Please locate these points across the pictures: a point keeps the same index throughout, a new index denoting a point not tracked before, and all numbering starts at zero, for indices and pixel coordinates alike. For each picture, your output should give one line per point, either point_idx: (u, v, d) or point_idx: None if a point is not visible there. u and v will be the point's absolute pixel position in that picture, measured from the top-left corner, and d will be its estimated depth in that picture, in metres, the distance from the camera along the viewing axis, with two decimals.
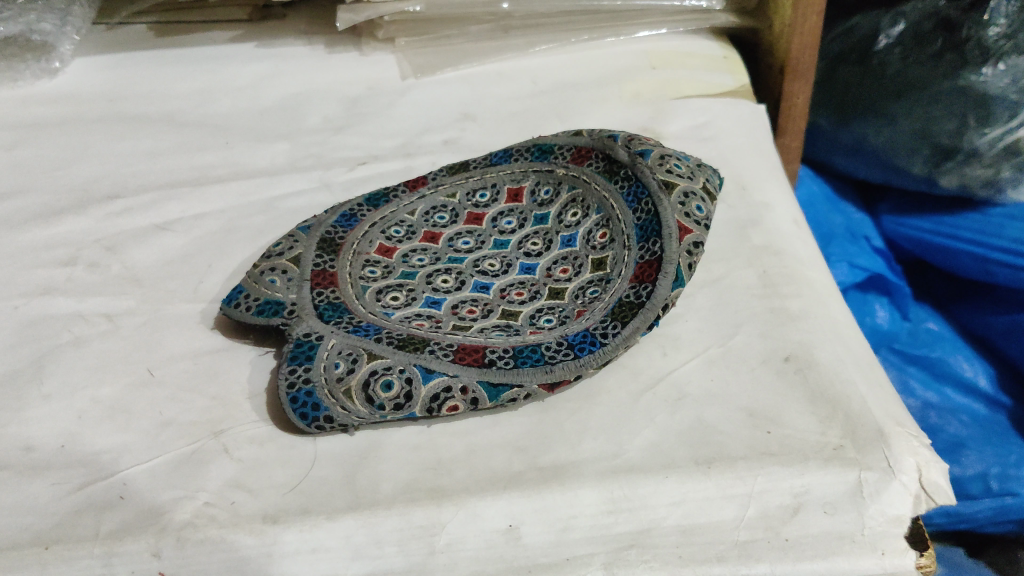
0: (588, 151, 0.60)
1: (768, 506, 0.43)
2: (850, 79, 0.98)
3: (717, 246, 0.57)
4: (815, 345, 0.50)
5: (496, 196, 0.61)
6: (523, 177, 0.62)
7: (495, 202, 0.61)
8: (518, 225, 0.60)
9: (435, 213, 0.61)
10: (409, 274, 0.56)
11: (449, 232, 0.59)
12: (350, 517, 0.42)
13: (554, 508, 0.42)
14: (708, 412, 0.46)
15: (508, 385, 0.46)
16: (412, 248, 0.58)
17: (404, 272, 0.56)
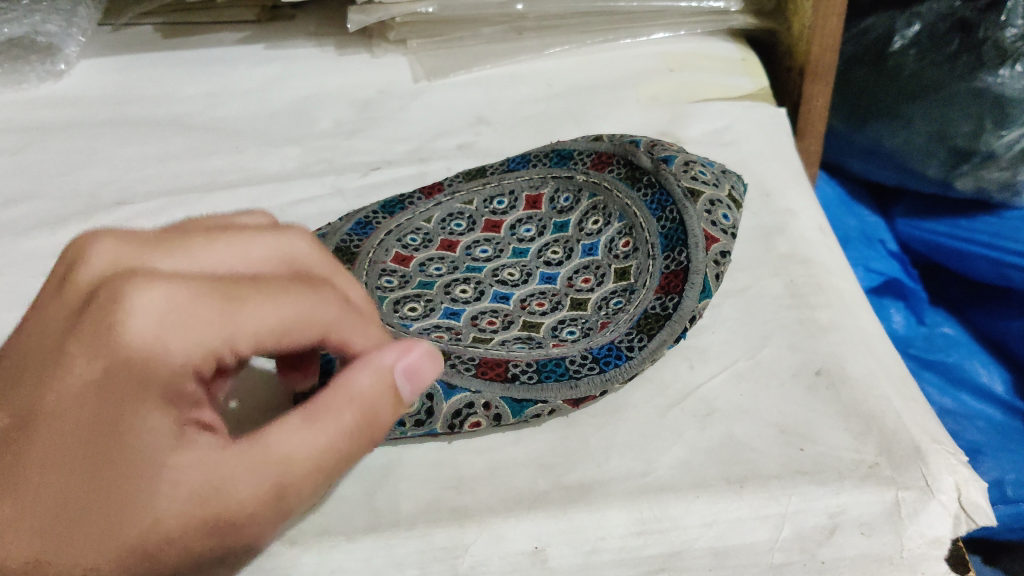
0: (609, 157, 0.59)
1: (803, 527, 0.41)
2: (866, 81, 0.96)
3: (742, 255, 0.56)
4: (846, 359, 0.48)
5: (514, 202, 0.60)
6: (542, 183, 0.60)
7: (514, 209, 0.60)
8: (538, 232, 0.58)
9: (452, 221, 0.59)
10: (426, 284, 0.54)
11: (467, 240, 0.58)
12: (369, 538, 0.41)
13: (581, 528, 0.41)
14: (738, 428, 0.45)
15: (532, 401, 0.45)
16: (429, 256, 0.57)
17: (421, 282, 0.54)
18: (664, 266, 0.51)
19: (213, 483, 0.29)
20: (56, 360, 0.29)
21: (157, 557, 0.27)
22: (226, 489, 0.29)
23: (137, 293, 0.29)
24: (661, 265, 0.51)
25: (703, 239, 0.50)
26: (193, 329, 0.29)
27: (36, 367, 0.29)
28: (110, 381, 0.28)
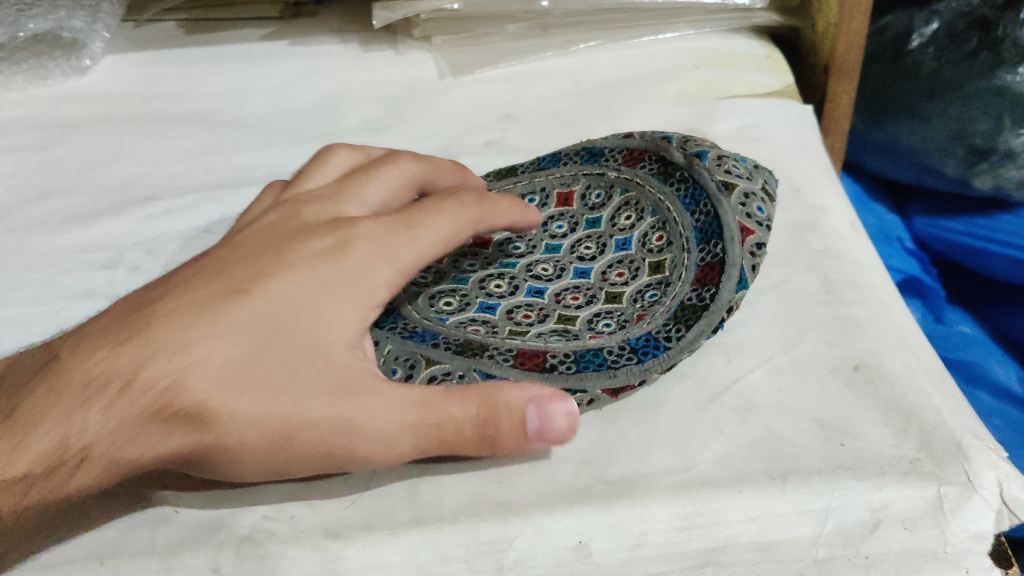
0: (641, 153, 0.59)
1: (846, 522, 0.41)
2: (880, 80, 0.94)
3: (775, 251, 0.56)
4: (884, 355, 0.48)
5: (547, 200, 0.60)
6: (574, 181, 0.60)
7: (546, 207, 0.60)
8: (571, 228, 0.58)
9: None
10: (461, 279, 0.55)
11: (501, 238, 0.58)
12: (413, 532, 0.41)
13: (624, 523, 0.41)
14: (778, 423, 0.45)
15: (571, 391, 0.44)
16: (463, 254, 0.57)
17: (457, 278, 0.55)
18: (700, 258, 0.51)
19: (327, 389, 0.39)
20: (273, 272, 0.42)
21: (292, 436, 0.38)
22: (333, 398, 0.39)
23: (347, 242, 0.44)
24: (696, 258, 0.51)
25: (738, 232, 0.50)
26: (363, 277, 0.43)
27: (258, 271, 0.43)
28: (300, 293, 0.42)
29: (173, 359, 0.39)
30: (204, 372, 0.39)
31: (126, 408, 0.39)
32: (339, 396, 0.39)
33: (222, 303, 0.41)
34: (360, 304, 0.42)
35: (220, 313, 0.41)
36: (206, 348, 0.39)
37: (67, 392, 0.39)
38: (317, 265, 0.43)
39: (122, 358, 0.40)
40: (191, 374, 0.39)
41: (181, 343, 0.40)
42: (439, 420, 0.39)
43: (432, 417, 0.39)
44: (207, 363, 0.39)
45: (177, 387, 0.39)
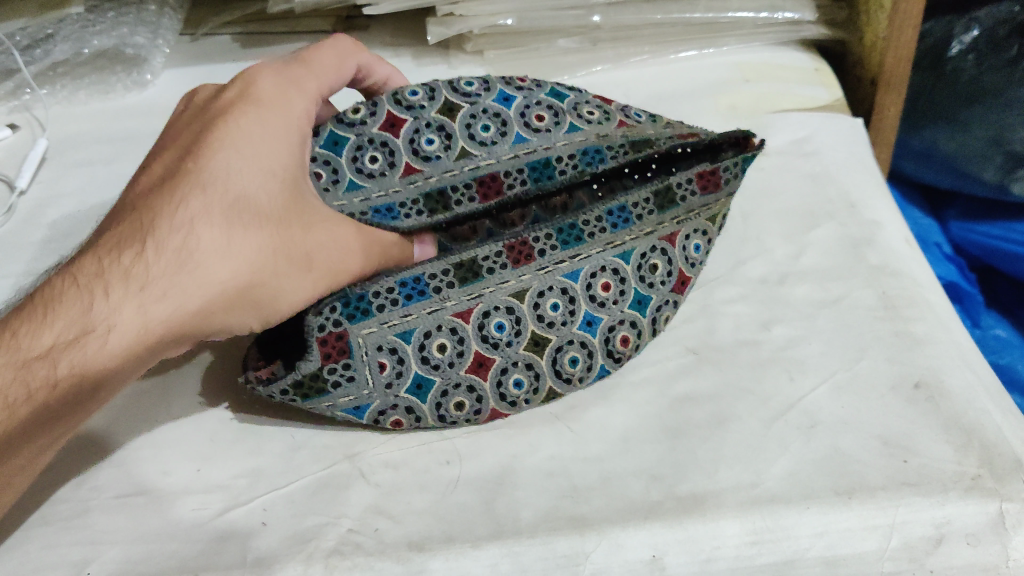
0: (708, 172, 0.51)
1: (911, 537, 0.43)
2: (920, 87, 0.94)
3: (833, 266, 0.57)
4: (943, 372, 0.49)
5: (620, 262, 0.49)
6: (666, 245, 0.50)
7: (637, 282, 0.49)
8: (592, 233, 0.49)
9: (650, 275, 0.50)
10: (590, 320, 0.48)
11: (597, 341, 0.49)
12: (494, 545, 0.43)
13: (698, 538, 0.43)
14: (844, 440, 0.46)
15: (401, 199, 0.48)
16: (528, 359, 0.47)
17: (586, 318, 0.48)
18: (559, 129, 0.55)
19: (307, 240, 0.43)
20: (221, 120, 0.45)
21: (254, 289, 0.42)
22: (318, 235, 0.43)
23: (252, 80, 0.48)
24: (571, 121, 0.51)
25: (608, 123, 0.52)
26: (308, 94, 0.48)
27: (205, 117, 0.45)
28: (252, 131, 0.44)
29: (192, 199, 0.41)
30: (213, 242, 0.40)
31: (117, 253, 0.40)
32: (314, 253, 0.43)
33: (204, 133, 0.44)
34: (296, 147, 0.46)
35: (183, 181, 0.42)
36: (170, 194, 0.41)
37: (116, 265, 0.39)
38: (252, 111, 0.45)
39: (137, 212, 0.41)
40: (206, 240, 0.40)
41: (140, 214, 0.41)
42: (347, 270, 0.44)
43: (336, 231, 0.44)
44: (209, 187, 0.42)
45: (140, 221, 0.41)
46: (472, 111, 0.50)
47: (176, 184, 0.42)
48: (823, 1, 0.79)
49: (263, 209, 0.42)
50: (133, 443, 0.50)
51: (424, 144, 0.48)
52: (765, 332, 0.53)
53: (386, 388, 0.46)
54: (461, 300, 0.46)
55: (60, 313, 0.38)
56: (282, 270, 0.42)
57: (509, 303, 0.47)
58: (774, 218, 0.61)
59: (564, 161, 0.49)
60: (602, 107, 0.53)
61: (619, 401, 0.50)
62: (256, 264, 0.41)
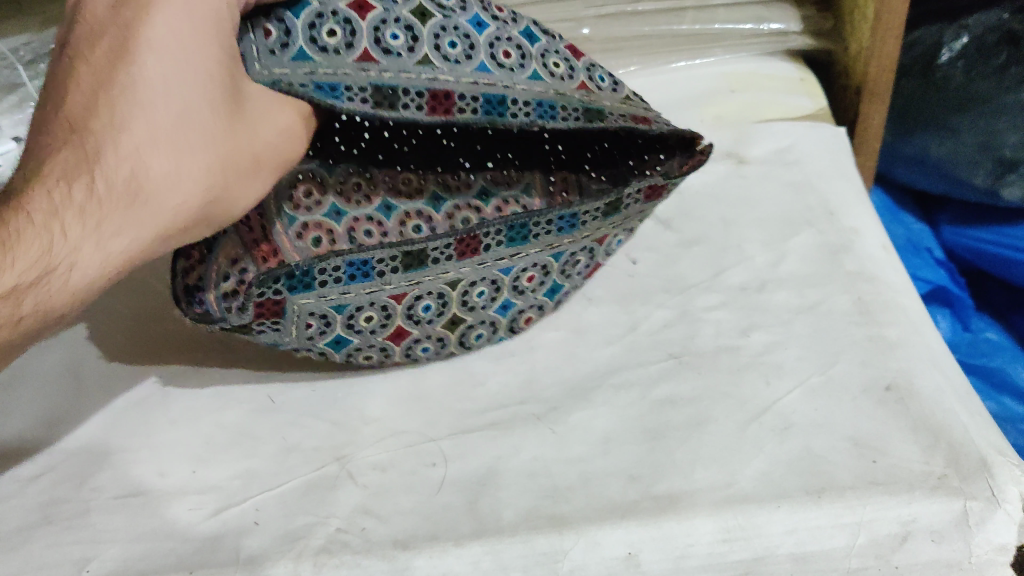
0: (659, 188, 0.54)
1: (878, 534, 0.44)
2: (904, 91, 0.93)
3: (811, 272, 0.59)
4: (915, 375, 0.51)
5: (550, 260, 0.53)
6: (592, 245, 0.55)
7: (556, 275, 0.55)
8: (537, 235, 0.52)
9: (568, 269, 0.55)
10: (504, 305, 0.54)
11: (503, 321, 0.55)
12: (475, 543, 0.44)
13: (672, 536, 0.44)
14: (815, 441, 0.48)
15: (347, 82, 0.44)
16: (441, 334, 0.53)
17: (501, 305, 0.54)
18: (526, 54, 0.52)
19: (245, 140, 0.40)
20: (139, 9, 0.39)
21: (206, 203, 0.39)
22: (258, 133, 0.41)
23: None
24: (535, 69, 0.48)
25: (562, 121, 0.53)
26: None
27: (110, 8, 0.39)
28: (184, 23, 0.39)
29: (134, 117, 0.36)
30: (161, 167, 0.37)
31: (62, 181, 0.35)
32: (253, 151, 0.41)
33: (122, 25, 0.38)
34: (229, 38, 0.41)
35: (114, 92, 0.36)
36: (103, 109, 0.36)
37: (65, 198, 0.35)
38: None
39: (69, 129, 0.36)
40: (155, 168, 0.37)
41: (73, 132, 0.36)
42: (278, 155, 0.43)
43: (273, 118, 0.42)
44: (153, 100, 0.37)
45: (75, 140, 0.36)
46: (444, 24, 0.46)
47: (112, 95, 0.36)
48: (809, 12, 0.80)
49: (210, 116, 0.39)
50: (132, 445, 0.52)
51: (388, 37, 0.45)
52: (743, 337, 0.55)
53: (306, 339, 0.50)
54: (400, 284, 0.49)
55: (19, 250, 0.34)
56: (230, 173, 0.40)
57: (442, 290, 0.51)
58: (755, 226, 0.63)
59: (519, 106, 0.47)
60: (570, 61, 0.50)
61: (601, 404, 0.51)
62: (206, 179, 0.39)
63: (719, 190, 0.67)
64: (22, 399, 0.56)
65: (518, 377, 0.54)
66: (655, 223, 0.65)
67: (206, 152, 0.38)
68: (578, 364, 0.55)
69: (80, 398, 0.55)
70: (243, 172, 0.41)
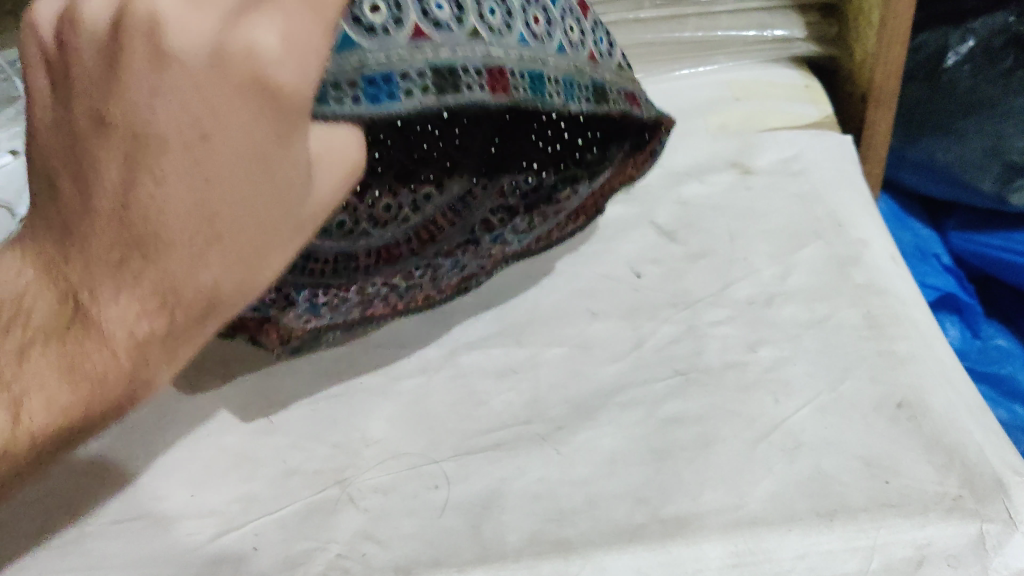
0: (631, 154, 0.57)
1: (892, 558, 0.43)
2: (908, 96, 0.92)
3: (820, 285, 0.57)
4: (926, 391, 0.50)
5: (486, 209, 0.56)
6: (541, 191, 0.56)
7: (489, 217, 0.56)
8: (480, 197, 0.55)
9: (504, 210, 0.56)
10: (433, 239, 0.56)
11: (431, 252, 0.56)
12: (479, 569, 0.43)
13: (680, 560, 0.43)
14: (826, 461, 0.47)
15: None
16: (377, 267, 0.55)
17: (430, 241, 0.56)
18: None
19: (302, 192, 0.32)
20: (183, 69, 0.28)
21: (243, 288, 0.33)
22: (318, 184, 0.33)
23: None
24: (560, 39, 0.46)
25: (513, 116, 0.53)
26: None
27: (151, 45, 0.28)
28: (229, 96, 0.29)
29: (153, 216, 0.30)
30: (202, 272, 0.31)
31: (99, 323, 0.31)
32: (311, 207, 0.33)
33: (186, 100, 0.28)
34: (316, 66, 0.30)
35: (170, 204, 0.29)
36: (153, 219, 0.30)
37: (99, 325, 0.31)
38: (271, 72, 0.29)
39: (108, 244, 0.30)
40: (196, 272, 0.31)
41: (121, 237, 0.30)
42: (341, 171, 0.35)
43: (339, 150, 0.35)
44: (175, 203, 0.30)
45: (120, 261, 0.30)
46: None
47: (158, 184, 0.29)
48: (813, 18, 0.79)
49: (270, 218, 0.32)
50: (129, 468, 0.51)
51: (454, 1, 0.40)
52: (751, 353, 0.54)
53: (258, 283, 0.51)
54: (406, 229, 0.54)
55: (43, 393, 0.31)
56: (286, 248, 0.34)
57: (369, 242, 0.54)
58: (762, 237, 0.62)
59: (553, 82, 0.45)
60: (583, 28, 0.49)
61: (607, 423, 0.50)
62: (258, 272, 0.33)
63: (724, 201, 0.66)
64: None
65: (521, 395, 0.53)
66: (659, 235, 0.63)
67: (263, 252, 0.33)
68: (584, 380, 0.54)
69: None
70: (296, 233, 0.34)
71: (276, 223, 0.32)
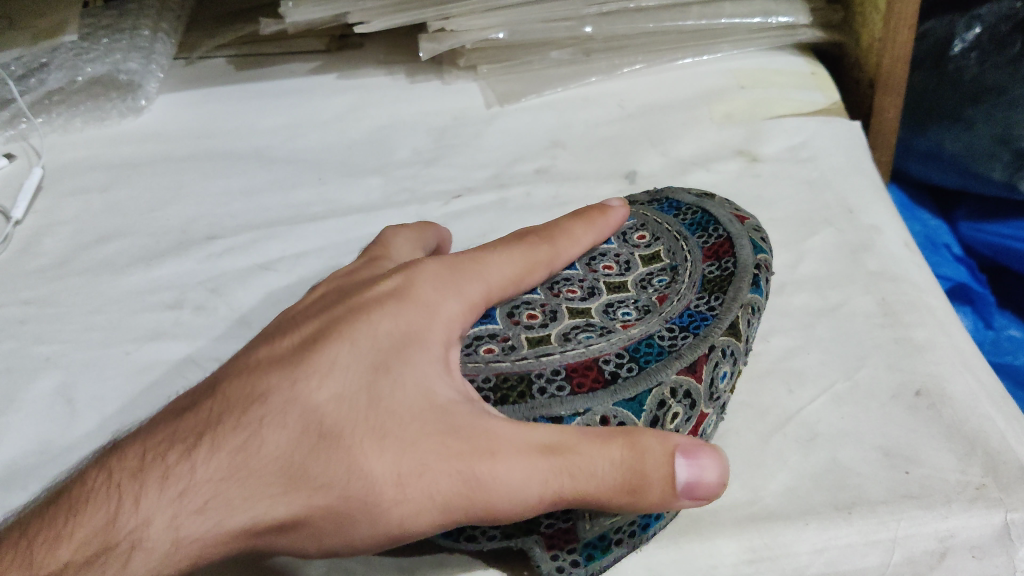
0: None
1: (914, 551, 0.42)
2: (920, 87, 0.88)
3: (830, 272, 0.56)
4: (945, 379, 0.48)
5: None
6: None
7: None
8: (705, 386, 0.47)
9: None
10: None
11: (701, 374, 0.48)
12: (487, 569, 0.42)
13: (694, 558, 0.42)
14: (843, 452, 0.45)
15: None
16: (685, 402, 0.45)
17: None
18: (692, 303, 0.42)
19: (465, 457, 0.34)
20: (355, 293, 0.41)
21: (402, 490, 0.34)
22: (395, 456, 0.34)
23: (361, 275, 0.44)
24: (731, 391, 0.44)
25: (655, 294, 0.44)
26: (483, 263, 0.41)
27: (335, 294, 0.42)
28: (385, 293, 0.39)
29: (249, 416, 0.36)
30: (237, 509, 0.34)
31: (224, 464, 0.35)
32: (468, 444, 0.34)
33: (337, 309, 0.40)
34: (457, 319, 0.39)
35: (308, 357, 0.37)
36: (292, 380, 0.36)
37: (121, 468, 0.36)
38: (385, 309, 0.38)
39: (173, 428, 0.37)
40: (213, 503, 0.34)
41: (257, 388, 0.37)
42: (544, 474, 0.34)
43: (580, 459, 0.34)
44: (287, 416, 0.36)
45: (254, 401, 0.36)
46: None
47: (287, 357, 0.38)
48: (818, 4, 0.78)
49: (417, 398, 0.35)
50: None
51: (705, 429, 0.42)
52: (763, 342, 0.52)
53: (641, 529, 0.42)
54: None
55: (85, 517, 0.35)
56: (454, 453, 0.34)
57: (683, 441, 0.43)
58: (770, 226, 0.60)
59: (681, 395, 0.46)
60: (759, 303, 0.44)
61: None
62: (406, 465, 0.34)
63: (731, 190, 0.64)
64: (15, 430, 0.53)
65: None
66: None
67: (397, 411, 0.35)
68: None
69: (70, 420, 0.53)
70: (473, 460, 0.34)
71: (424, 400, 0.35)
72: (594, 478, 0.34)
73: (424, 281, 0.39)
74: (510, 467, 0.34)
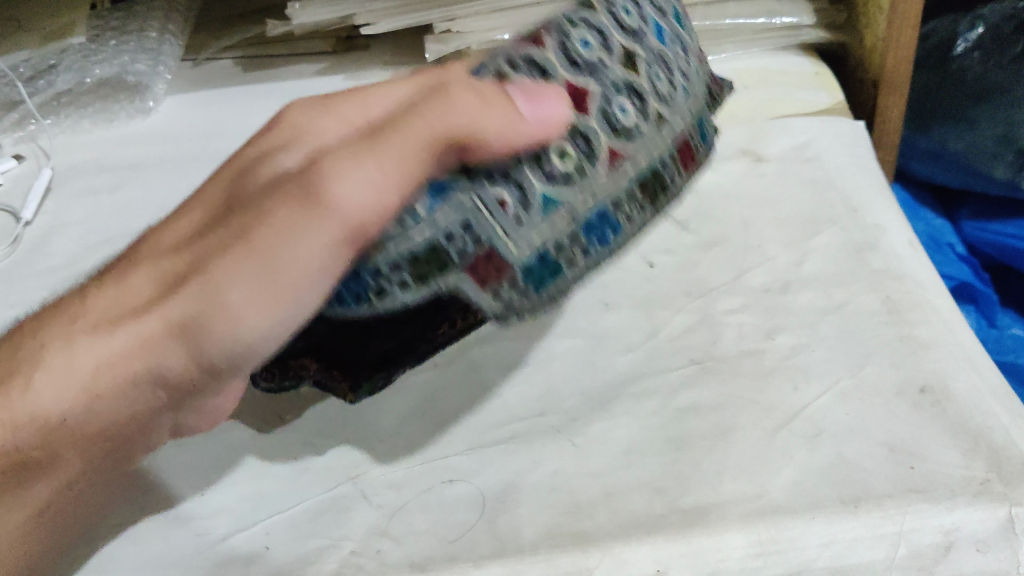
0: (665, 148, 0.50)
1: (919, 544, 0.42)
2: (922, 86, 0.89)
3: (835, 271, 0.56)
4: (950, 376, 0.49)
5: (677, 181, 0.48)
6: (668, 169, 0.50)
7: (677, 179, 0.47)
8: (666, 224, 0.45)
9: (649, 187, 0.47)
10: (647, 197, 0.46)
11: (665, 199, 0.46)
12: (496, 564, 0.43)
13: (701, 552, 0.42)
14: (848, 448, 0.46)
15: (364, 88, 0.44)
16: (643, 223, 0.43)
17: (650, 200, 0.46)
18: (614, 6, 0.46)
19: (299, 207, 0.36)
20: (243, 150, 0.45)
21: (252, 233, 0.36)
22: (231, 260, 0.36)
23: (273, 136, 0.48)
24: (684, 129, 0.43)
25: None
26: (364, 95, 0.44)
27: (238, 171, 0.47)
28: (266, 144, 0.44)
29: (123, 274, 0.42)
30: (103, 347, 0.39)
31: (96, 317, 0.40)
32: (252, 250, 0.36)
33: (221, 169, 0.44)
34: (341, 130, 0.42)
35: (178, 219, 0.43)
36: (162, 237, 0.42)
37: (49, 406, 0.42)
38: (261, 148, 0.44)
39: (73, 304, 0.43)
40: (81, 345, 0.39)
41: (135, 254, 0.43)
42: (399, 156, 0.35)
43: (406, 133, 0.36)
44: (151, 261, 0.41)
45: (132, 264, 0.42)
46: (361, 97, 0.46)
47: (164, 224, 0.43)
48: (822, 5, 0.78)
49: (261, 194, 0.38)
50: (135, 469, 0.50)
51: (614, 111, 0.40)
52: (768, 340, 0.52)
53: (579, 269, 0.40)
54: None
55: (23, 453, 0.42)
56: (281, 210, 0.36)
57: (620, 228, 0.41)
58: (775, 225, 0.61)
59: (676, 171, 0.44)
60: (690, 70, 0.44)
61: (623, 414, 0.49)
62: (249, 226, 0.36)
63: (736, 189, 0.64)
64: None
65: (535, 388, 0.52)
66: (671, 225, 0.62)
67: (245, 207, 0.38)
68: (598, 372, 0.52)
69: None
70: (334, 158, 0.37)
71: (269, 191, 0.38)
72: (440, 110, 0.37)
73: (298, 125, 0.44)
74: (345, 191, 0.35)
